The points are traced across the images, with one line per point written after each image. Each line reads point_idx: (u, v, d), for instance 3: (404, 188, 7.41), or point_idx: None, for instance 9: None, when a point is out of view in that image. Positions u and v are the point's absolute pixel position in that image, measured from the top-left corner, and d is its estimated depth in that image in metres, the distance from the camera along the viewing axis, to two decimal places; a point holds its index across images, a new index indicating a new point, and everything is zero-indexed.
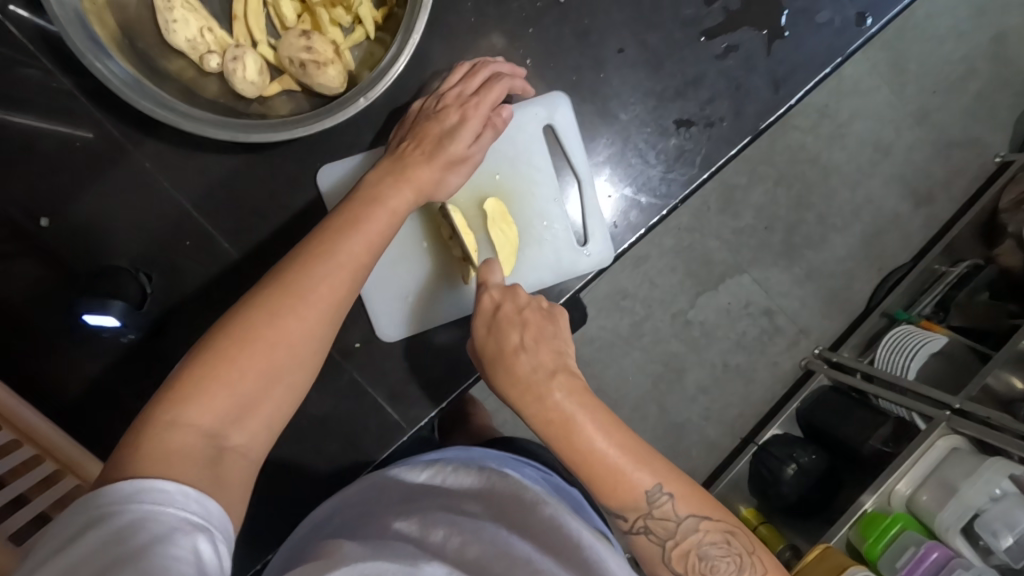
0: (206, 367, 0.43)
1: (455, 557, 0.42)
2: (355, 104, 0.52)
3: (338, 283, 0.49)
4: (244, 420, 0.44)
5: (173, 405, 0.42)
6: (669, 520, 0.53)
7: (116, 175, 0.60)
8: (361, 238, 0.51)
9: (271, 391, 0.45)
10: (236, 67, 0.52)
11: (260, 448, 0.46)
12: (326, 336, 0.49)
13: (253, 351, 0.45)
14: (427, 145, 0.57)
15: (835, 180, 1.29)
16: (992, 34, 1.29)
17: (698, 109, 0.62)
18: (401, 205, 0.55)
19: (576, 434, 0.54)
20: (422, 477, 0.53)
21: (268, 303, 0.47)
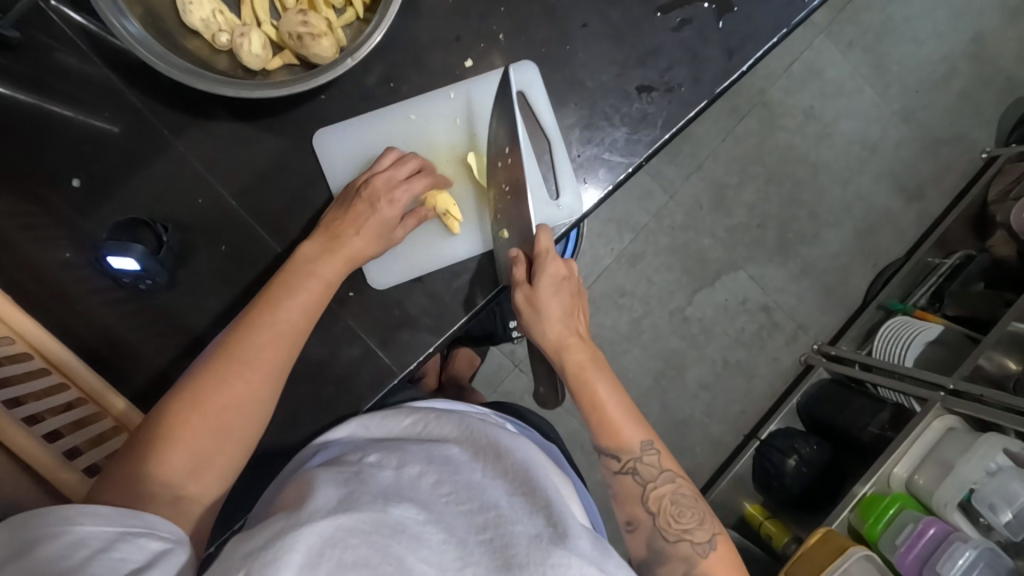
0: (160, 432, 0.47)
1: (430, 493, 0.45)
2: (340, 65, 0.47)
3: (284, 342, 0.51)
4: (200, 471, 0.47)
5: (132, 466, 0.45)
6: (655, 467, 0.58)
7: (117, 121, 0.56)
8: (304, 299, 0.52)
9: (222, 446, 0.48)
10: (242, 43, 0.48)
11: (217, 494, 0.49)
12: (275, 389, 0.51)
13: (203, 413, 0.48)
14: (361, 223, 0.55)
15: (825, 178, 1.33)
16: (970, 35, 1.34)
17: (658, 75, 0.57)
18: (333, 275, 0.54)
19: (596, 385, 0.59)
20: (405, 422, 0.56)
21: (215, 367, 0.49)
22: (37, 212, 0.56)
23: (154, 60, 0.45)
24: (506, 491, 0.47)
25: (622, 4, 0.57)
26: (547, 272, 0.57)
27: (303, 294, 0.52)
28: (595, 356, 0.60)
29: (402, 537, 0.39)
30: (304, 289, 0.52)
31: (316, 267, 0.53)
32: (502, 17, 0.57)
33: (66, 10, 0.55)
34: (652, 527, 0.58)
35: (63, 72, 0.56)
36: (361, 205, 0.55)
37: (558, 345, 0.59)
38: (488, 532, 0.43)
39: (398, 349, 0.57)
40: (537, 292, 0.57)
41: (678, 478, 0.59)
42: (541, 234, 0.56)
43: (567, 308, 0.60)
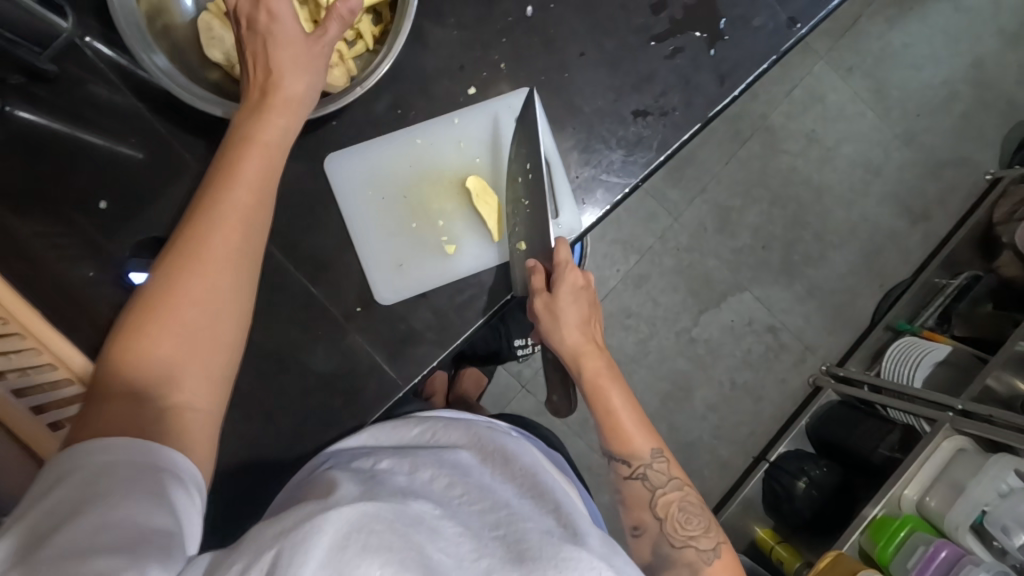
0: (124, 350, 0.45)
1: (444, 494, 0.46)
2: (351, 92, 0.51)
3: (234, 223, 0.49)
4: (179, 380, 0.46)
5: (104, 389, 0.45)
6: (664, 474, 0.59)
7: (148, 147, 0.60)
8: (245, 181, 0.49)
9: (193, 357, 0.47)
10: (260, 72, 0.53)
11: (209, 398, 0.48)
12: (240, 280, 0.49)
13: (161, 320, 0.46)
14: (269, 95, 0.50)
15: (829, 200, 1.34)
16: (969, 61, 1.37)
17: (652, 100, 0.59)
18: (276, 136, 0.51)
19: (610, 392, 0.60)
20: (414, 432, 0.57)
21: (164, 274, 0.47)
22: (64, 231, 0.59)
23: (180, 90, 0.49)
24: (516, 493, 0.49)
25: (617, 34, 0.60)
26: (567, 282, 0.59)
27: (247, 175, 0.50)
28: (610, 365, 0.61)
29: (422, 528, 0.39)
30: (246, 163, 0.49)
31: (252, 132, 0.50)
32: (503, 47, 0.60)
33: (98, 46, 0.59)
34: (658, 533, 0.58)
35: (95, 102, 0.59)
36: (256, 52, 0.49)
37: (575, 352, 0.60)
38: (502, 529, 0.44)
39: (403, 362, 0.59)
40: (557, 302, 0.59)
41: (686, 486, 0.59)
42: (560, 247, 0.58)
43: (585, 317, 0.61)
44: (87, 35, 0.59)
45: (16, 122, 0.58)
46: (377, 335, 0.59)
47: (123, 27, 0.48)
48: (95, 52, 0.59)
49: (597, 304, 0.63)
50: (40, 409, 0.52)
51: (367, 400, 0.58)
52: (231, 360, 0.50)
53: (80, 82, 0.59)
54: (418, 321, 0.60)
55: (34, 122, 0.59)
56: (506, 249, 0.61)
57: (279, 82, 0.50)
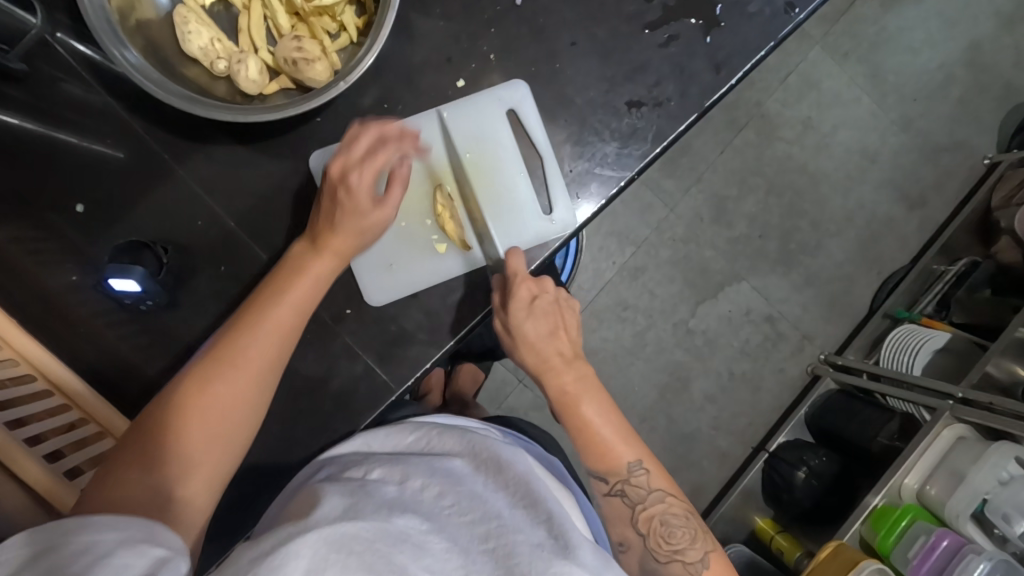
0: (149, 434, 0.47)
1: (434, 504, 0.45)
2: (334, 88, 0.48)
3: (271, 345, 0.52)
4: (192, 471, 0.48)
5: (129, 470, 0.45)
6: (644, 488, 0.58)
7: (127, 148, 0.58)
8: (291, 298, 0.53)
9: (210, 448, 0.49)
10: (239, 69, 0.50)
11: (209, 495, 0.49)
12: (268, 384, 0.52)
13: (191, 416, 0.48)
14: (335, 215, 0.54)
15: (826, 188, 1.33)
16: (966, 43, 1.35)
17: (646, 91, 0.58)
18: (324, 269, 0.54)
19: (579, 407, 0.58)
20: (410, 439, 0.56)
21: (202, 374, 0.49)
22: (42, 235, 0.57)
23: (153, 89, 0.47)
24: (508, 502, 0.48)
25: (609, 22, 0.58)
26: (518, 299, 0.56)
27: (297, 289, 0.53)
28: (581, 377, 0.60)
29: (406, 546, 0.39)
30: (297, 284, 0.53)
31: (303, 267, 0.54)
32: (492, 37, 0.58)
33: (71, 42, 0.57)
34: (643, 548, 0.58)
35: (72, 102, 0.57)
36: (329, 200, 0.54)
37: (541, 368, 0.59)
38: (492, 542, 0.43)
39: (395, 364, 0.57)
40: (511, 321, 0.57)
41: (668, 497, 0.58)
42: (512, 257, 0.57)
43: (550, 329, 0.59)
44: (58, 31, 0.56)
45: None
46: (367, 336, 0.58)
47: (92, 20, 0.46)
48: (68, 49, 0.57)
49: (565, 305, 0.60)
50: (19, 422, 0.50)
51: (359, 400, 0.57)
52: (234, 463, 0.50)
53: (54, 80, 0.57)
54: (408, 321, 0.58)
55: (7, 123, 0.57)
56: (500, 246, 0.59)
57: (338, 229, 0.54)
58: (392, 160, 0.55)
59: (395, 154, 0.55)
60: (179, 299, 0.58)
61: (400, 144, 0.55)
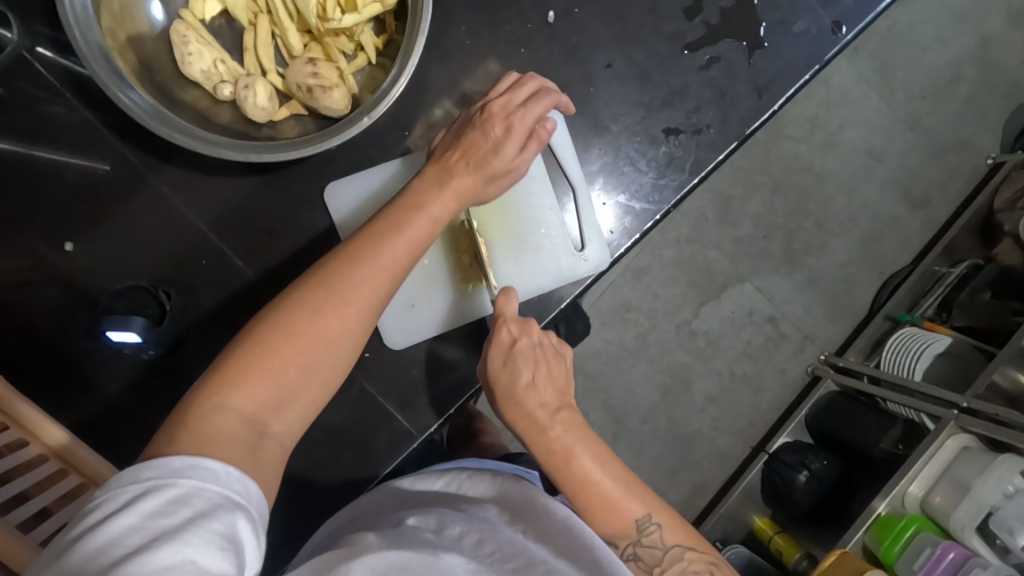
0: (252, 350, 0.42)
1: (474, 554, 0.43)
2: (357, 124, 0.44)
3: (384, 279, 0.46)
4: (284, 409, 0.42)
5: (224, 392, 0.40)
6: (659, 547, 0.50)
7: (120, 177, 0.53)
8: (407, 237, 0.47)
9: (308, 385, 0.43)
10: (247, 95, 0.45)
11: (294, 438, 0.43)
12: (369, 327, 0.47)
13: (294, 341, 0.43)
14: (471, 150, 0.49)
15: (831, 187, 1.31)
16: (975, 39, 1.33)
17: (684, 117, 0.54)
18: (443, 212, 0.49)
19: (574, 461, 0.51)
20: (437, 486, 0.54)
21: (311, 294, 0.44)
22: (22, 267, 0.52)
23: (156, 125, 0.42)
24: (552, 552, 0.45)
25: (646, 42, 0.55)
26: (497, 344, 0.51)
27: (414, 227, 0.48)
28: (571, 428, 0.52)
29: None
30: (415, 220, 0.48)
31: (424, 202, 0.49)
32: (522, 58, 0.54)
33: (52, 57, 0.52)
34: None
35: (52, 121, 0.52)
36: (476, 134, 0.50)
37: (522, 420, 0.52)
38: None
39: (417, 409, 0.54)
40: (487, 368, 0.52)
41: (687, 551, 0.51)
42: (504, 298, 0.52)
43: (534, 374, 0.53)
44: (37, 45, 0.51)
45: None
46: (388, 380, 0.54)
47: (85, 51, 0.41)
48: (48, 65, 0.52)
49: (549, 350, 0.54)
50: (22, 498, 0.42)
51: (379, 448, 0.54)
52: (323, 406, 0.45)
53: (34, 100, 0.52)
54: (429, 365, 0.55)
55: None
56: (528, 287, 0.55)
57: (473, 164, 0.50)
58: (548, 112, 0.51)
59: (555, 106, 0.50)
60: (181, 341, 0.53)
61: (559, 97, 0.50)
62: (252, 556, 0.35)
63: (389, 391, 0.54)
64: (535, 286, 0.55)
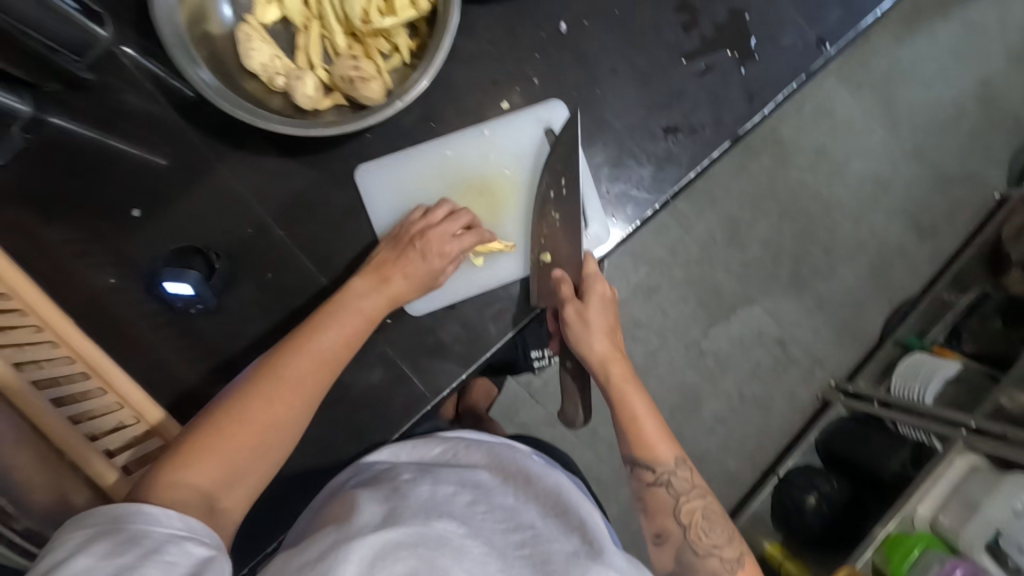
0: (204, 435, 0.48)
1: (467, 510, 0.47)
2: (390, 107, 0.50)
3: (323, 367, 0.53)
4: (234, 486, 0.48)
5: (178, 471, 0.46)
6: (688, 482, 0.60)
7: (179, 159, 0.59)
8: (343, 330, 0.54)
9: (255, 464, 0.49)
10: (297, 86, 0.52)
11: (244, 508, 0.50)
12: (312, 411, 0.53)
13: (243, 427, 0.49)
14: (409, 271, 0.57)
15: (838, 215, 1.35)
16: (977, 78, 1.38)
17: (682, 117, 0.60)
18: (377, 309, 0.56)
19: (636, 399, 0.61)
20: (436, 451, 0.59)
21: (256, 387, 0.50)
22: (88, 237, 0.58)
23: (221, 103, 0.49)
24: (541, 513, 0.49)
25: (649, 51, 0.61)
26: (596, 292, 0.60)
27: (350, 321, 0.54)
28: (633, 373, 0.63)
29: (446, 549, 0.41)
30: (352, 317, 0.55)
31: (359, 300, 0.55)
32: (536, 62, 0.61)
33: (136, 56, 0.58)
34: (682, 540, 0.60)
35: (126, 109, 0.59)
36: (410, 254, 0.57)
37: (602, 359, 0.62)
38: (527, 547, 0.44)
39: (431, 374, 0.59)
40: (588, 310, 0.60)
41: (708, 495, 0.61)
42: (590, 260, 0.60)
43: (609, 327, 0.63)
44: (123, 44, 0.58)
45: (48, 128, 0.57)
46: (406, 345, 0.59)
47: (168, 38, 0.49)
48: (134, 61, 0.58)
49: (615, 306, 0.63)
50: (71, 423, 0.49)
51: (394, 408, 0.58)
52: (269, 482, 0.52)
53: (115, 90, 0.58)
54: (443, 333, 0.59)
55: (68, 130, 0.58)
56: (524, 262, 0.61)
57: (406, 278, 0.57)
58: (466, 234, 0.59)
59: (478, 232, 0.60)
60: (223, 303, 0.58)
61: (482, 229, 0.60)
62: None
63: (407, 354, 0.59)
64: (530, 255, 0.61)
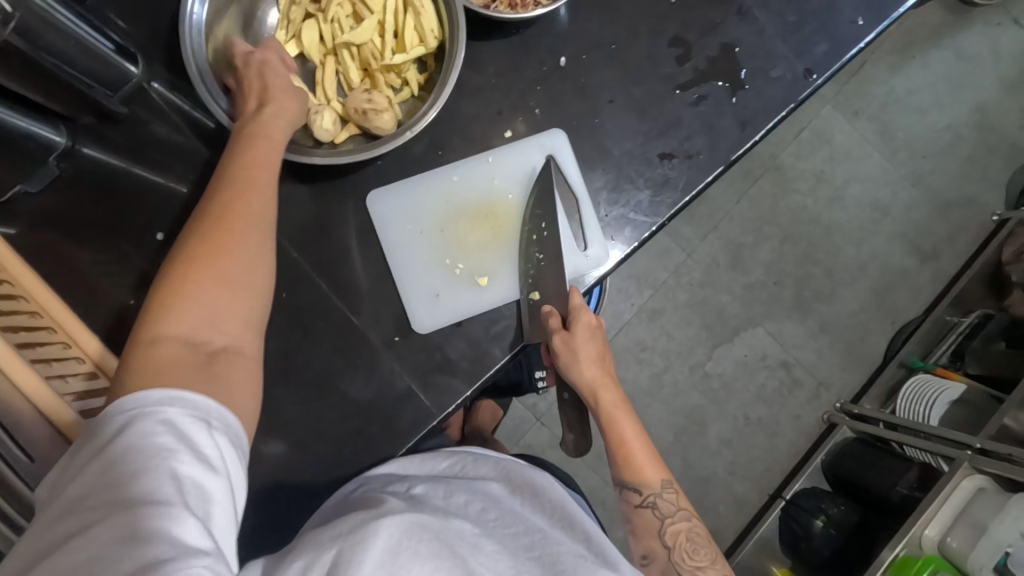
0: (169, 291, 0.44)
1: (479, 516, 0.48)
2: (401, 136, 0.53)
3: (253, 194, 0.50)
4: (222, 322, 0.46)
5: (152, 334, 0.43)
6: (673, 505, 0.61)
7: (200, 184, 0.63)
8: (262, 155, 0.51)
9: (232, 297, 0.46)
10: (315, 118, 0.56)
11: (247, 342, 0.47)
12: (268, 237, 0.50)
13: (200, 266, 0.45)
14: (255, 100, 0.53)
15: (839, 239, 1.37)
16: (972, 105, 1.41)
17: (677, 144, 0.63)
18: (280, 131, 0.53)
19: (624, 424, 0.62)
20: (444, 465, 0.60)
21: (203, 233, 0.47)
22: (113, 259, 0.61)
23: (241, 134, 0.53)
24: (548, 522, 0.50)
25: (645, 82, 0.64)
26: (583, 322, 0.63)
27: (263, 148, 0.52)
28: (624, 400, 0.65)
29: (463, 543, 0.42)
30: (260, 145, 0.52)
31: (256, 131, 0.52)
32: (538, 94, 0.64)
33: (165, 91, 0.62)
34: (666, 562, 0.60)
35: (153, 139, 0.62)
36: (249, 101, 0.54)
37: (591, 386, 0.63)
38: (537, 549, 0.46)
39: (437, 391, 0.61)
40: (574, 339, 0.62)
41: (693, 517, 0.61)
42: (575, 291, 0.63)
43: (599, 354, 0.65)
44: (154, 80, 0.62)
45: (80, 158, 0.61)
46: (413, 363, 0.61)
47: (194, 74, 0.53)
48: (163, 94, 0.62)
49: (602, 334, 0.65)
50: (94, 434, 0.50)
51: (403, 423, 0.60)
52: (261, 314, 0.49)
53: (145, 122, 0.62)
54: (449, 350, 0.62)
55: (99, 159, 0.61)
56: (522, 285, 0.63)
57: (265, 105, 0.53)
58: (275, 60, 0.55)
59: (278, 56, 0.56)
60: None
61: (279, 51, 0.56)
62: (226, 516, 0.38)
63: (415, 370, 0.61)
64: (525, 282, 0.63)
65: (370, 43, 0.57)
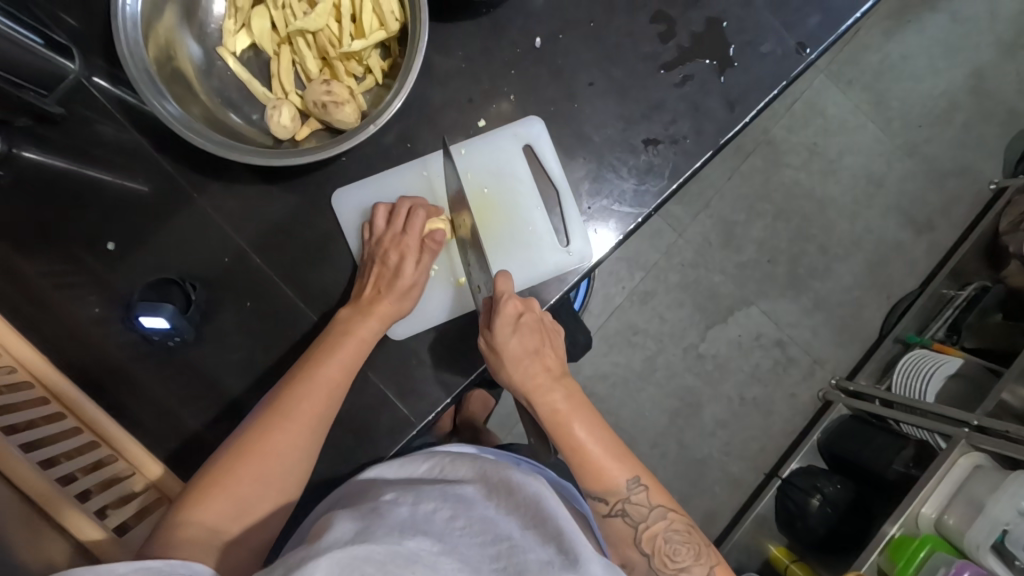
0: (214, 480, 0.50)
1: (446, 526, 0.46)
2: (364, 130, 0.50)
3: (322, 399, 0.53)
4: (244, 518, 0.50)
5: (183, 514, 0.48)
6: (645, 506, 0.56)
7: (150, 184, 0.59)
8: (347, 345, 0.55)
9: (260, 491, 0.51)
10: (273, 115, 0.53)
11: (262, 533, 0.51)
12: (318, 438, 0.54)
13: (249, 461, 0.50)
14: (380, 282, 0.57)
15: (833, 213, 1.34)
16: (969, 71, 1.37)
17: (662, 129, 0.60)
18: (371, 331, 0.56)
19: (573, 427, 0.57)
20: (423, 467, 0.58)
21: (261, 426, 0.52)
22: (69, 270, 0.58)
23: (187, 133, 0.49)
24: (519, 525, 0.48)
25: (626, 62, 0.60)
26: (504, 316, 0.56)
27: (346, 347, 0.55)
28: (570, 396, 0.58)
29: (417, 567, 0.40)
30: (343, 344, 0.55)
31: (353, 327, 0.56)
32: (512, 78, 0.60)
33: (106, 85, 0.59)
34: (647, 569, 0.56)
35: (99, 139, 0.59)
36: (376, 267, 0.58)
37: (530, 388, 0.58)
38: (503, 560, 0.44)
39: (414, 398, 0.60)
40: (497, 338, 0.56)
41: (670, 513, 0.56)
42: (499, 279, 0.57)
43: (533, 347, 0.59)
44: (94, 75, 0.58)
45: (21, 163, 0.58)
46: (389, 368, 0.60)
47: (134, 72, 0.49)
48: (103, 90, 0.59)
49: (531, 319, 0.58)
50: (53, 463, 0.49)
51: (380, 429, 0.59)
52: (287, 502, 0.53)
53: (88, 121, 0.59)
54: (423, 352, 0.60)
55: (41, 163, 0.58)
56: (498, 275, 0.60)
57: (384, 292, 0.57)
58: (424, 224, 0.59)
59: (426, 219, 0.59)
60: (203, 329, 0.59)
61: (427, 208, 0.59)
62: None
63: (390, 377, 0.60)
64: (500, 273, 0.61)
65: (326, 29, 0.53)
